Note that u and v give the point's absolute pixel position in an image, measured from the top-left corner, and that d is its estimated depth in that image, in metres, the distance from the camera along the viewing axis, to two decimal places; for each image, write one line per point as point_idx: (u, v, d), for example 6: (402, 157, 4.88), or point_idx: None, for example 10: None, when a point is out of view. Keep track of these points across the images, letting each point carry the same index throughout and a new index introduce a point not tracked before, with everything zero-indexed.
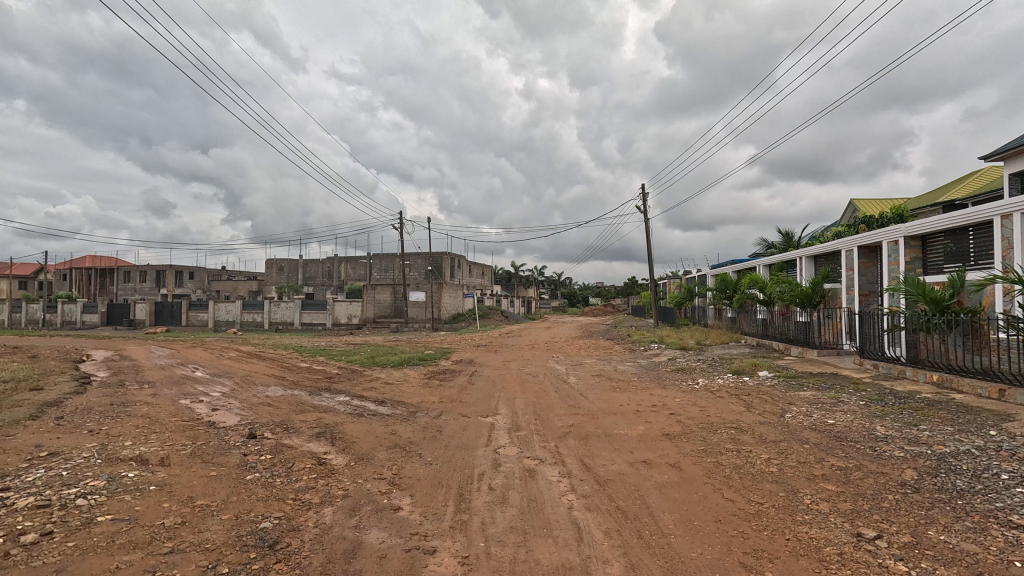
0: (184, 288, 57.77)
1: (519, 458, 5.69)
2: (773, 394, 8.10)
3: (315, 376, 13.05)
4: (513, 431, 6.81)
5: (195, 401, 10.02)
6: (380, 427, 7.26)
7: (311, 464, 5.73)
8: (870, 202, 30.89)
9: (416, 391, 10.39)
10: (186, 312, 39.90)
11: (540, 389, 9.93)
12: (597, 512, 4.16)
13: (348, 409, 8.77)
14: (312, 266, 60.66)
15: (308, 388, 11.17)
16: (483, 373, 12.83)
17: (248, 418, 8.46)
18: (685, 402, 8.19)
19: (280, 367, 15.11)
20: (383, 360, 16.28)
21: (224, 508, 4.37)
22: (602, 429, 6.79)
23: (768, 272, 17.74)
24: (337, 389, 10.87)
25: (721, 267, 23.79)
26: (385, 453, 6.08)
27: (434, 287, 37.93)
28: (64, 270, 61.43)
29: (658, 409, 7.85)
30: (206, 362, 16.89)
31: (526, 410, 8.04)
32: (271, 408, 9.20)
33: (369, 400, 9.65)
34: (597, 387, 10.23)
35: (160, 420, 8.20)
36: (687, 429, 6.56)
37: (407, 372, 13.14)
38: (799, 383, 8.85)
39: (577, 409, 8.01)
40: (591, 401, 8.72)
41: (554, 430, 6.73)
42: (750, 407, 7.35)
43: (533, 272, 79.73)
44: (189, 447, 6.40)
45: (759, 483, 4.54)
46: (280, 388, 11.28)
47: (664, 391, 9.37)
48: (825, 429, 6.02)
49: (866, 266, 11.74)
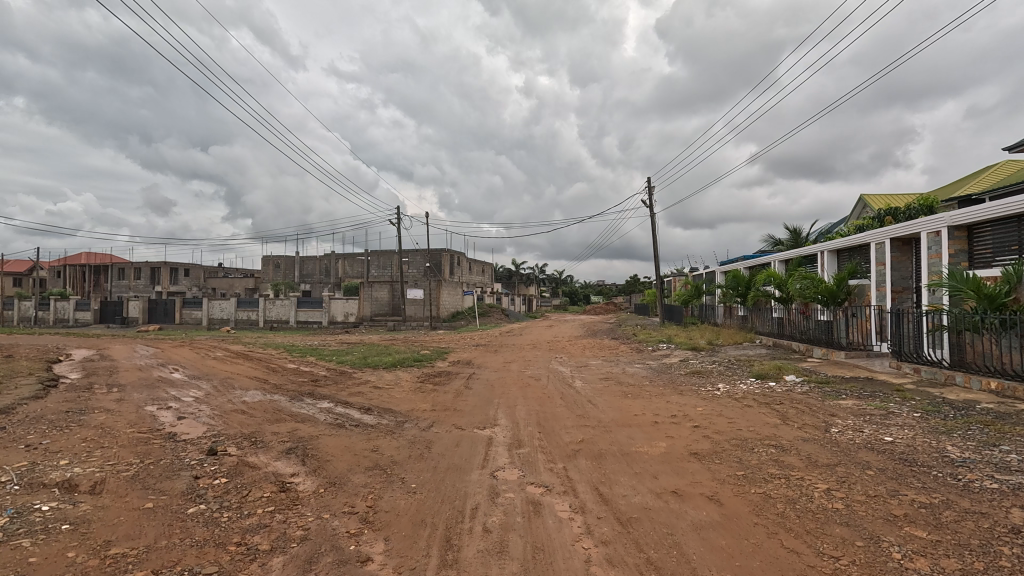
0: (179, 286, 56.81)
1: (521, 486, 4.72)
2: (810, 404, 7.12)
3: (300, 379, 12.07)
4: (514, 449, 5.85)
5: (162, 408, 9.02)
6: (360, 442, 6.30)
7: (271, 492, 4.75)
8: (881, 197, 29.88)
9: (406, 397, 9.42)
10: (179, 310, 38.98)
11: (544, 396, 8.95)
12: (623, 569, 3.20)
13: (328, 419, 7.79)
14: (309, 262, 59.72)
15: (290, 393, 10.20)
16: (481, 375, 11.87)
17: (215, 429, 7.50)
18: (708, 412, 7.21)
19: (265, 368, 14.13)
20: (376, 361, 15.29)
21: (144, 560, 3.42)
22: (617, 445, 5.81)
23: (784, 268, 16.74)
24: (321, 395, 9.90)
25: (732, 265, 22.73)
26: (362, 477, 5.12)
27: (433, 284, 36.97)
28: (57, 267, 60.53)
29: (679, 420, 6.87)
30: (190, 363, 15.95)
31: (529, 422, 7.07)
32: (244, 416, 8.25)
33: (355, 408, 8.67)
34: (608, 393, 9.23)
35: (115, 431, 7.24)
36: (718, 447, 5.59)
37: (400, 375, 12.16)
38: (835, 390, 7.88)
39: (586, 420, 7.05)
40: (603, 410, 7.74)
41: (561, 448, 5.76)
42: (787, 419, 6.37)
43: (534, 270, 78.89)
44: (132, 469, 5.42)
45: (826, 528, 3.57)
46: (259, 393, 10.31)
47: (682, 398, 8.40)
48: (885, 450, 5.05)
49: (899, 260, 10.76)
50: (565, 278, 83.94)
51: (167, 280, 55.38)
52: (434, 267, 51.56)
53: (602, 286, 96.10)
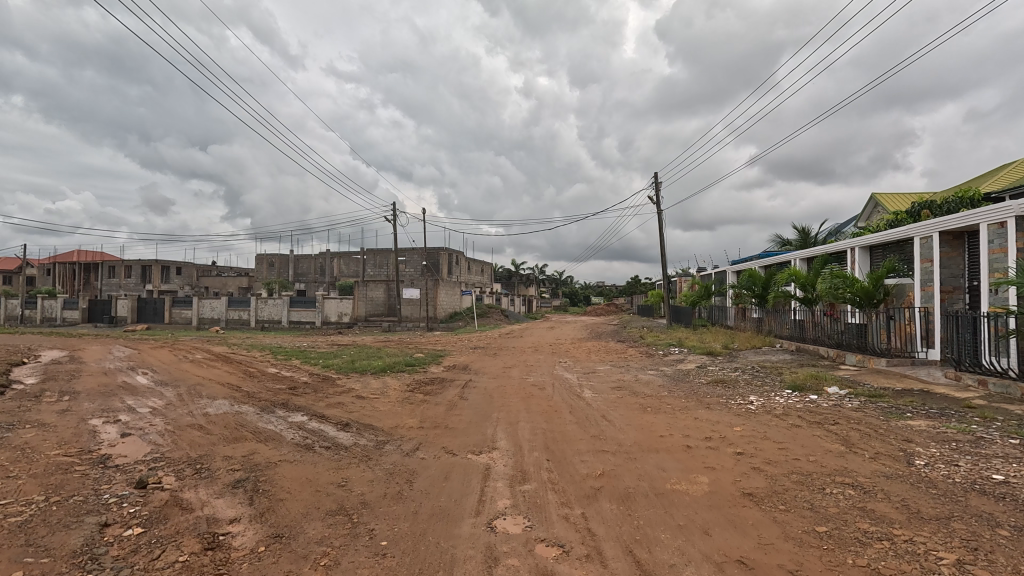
0: (171, 284, 55.52)
1: (527, 545, 3.51)
2: (872, 424, 5.91)
3: (277, 386, 10.86)
4: (517, 485, 4.64)
5: (108, 423, 7.76)
6: (326, 473, 5.08)
7: (191, 554, 3.53)
8: (895, 198, 28.71)
9: (391, 410, 8.16)
10: (169, 309, 37.85)
11: (550, 410, 7.71)
12: None
13: (297, 439, 6.59)
14: (305, 262, 58.59)
15: (261, 404, 8.96)
16: (478, 383, 10.64)
17: (159, 450, 6.27)
18: (749, 433, 6.02)
19: (241, 373, 12.86)
20: (364, 365, 14.07)
21: None
22: (647, 481, 4.61)
23: (805, 266, 15.56)
24: (295, 407, 8.66)
25: (745, 264, 21.48)
26: (319, 526, 3.91)
27: (430, 284, 35.76)
28: (47, 265, 59.30)
29: (716, 444, 5.67)
30: (163, 367, 14.68)
31: (534, 444, 5.88)
32: (198, 433, 7.01)
33: (330, 424, 7.44)
34: (623, 407, 8.01)
35: (36, 453, 5.99)
36: (777, 486, 4.39)
37: (388, 382, 10.98)
38: (895, 407, 6.69)
39: (603, 444, 5.82)
40: (621, 429, 6.53)
41: (576, 485, 4.55)
42: (853, 447, 5.17)
43: (535, 271, 77.87)
44: (26, 513, 4.19)
45: None
46: (227, 403, 9.09)
47: (712, 414, 7.20)
48: (1005, 495, 3.84)
49: (949, 256, 9.62)
50: (565, 278, 82.69)
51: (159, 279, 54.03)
52: (431, 267, 50.43)
53: (604, 287, 94.97)
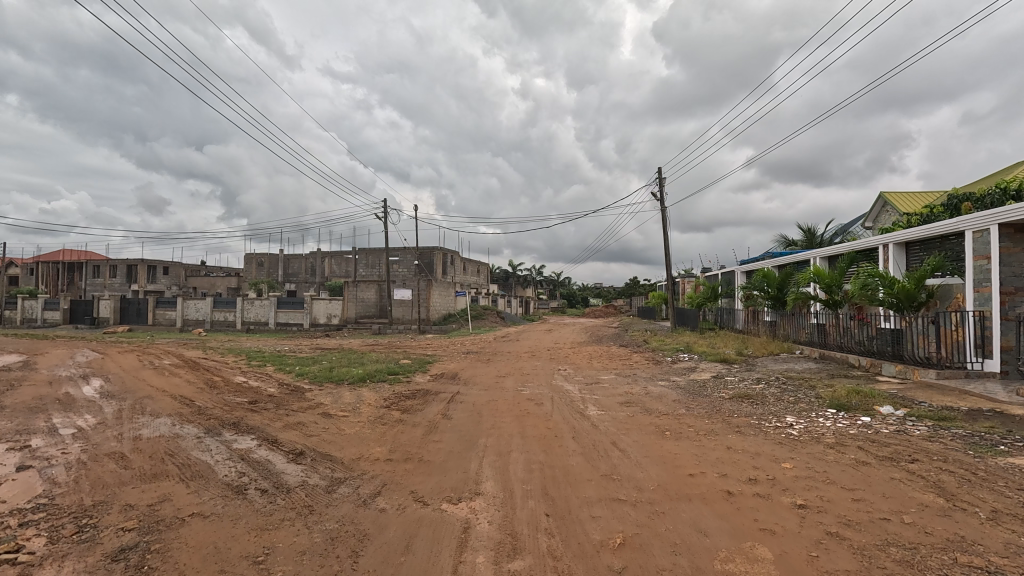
0: (157, 284, 53.87)
1: None
2: (965, 462, 4.61)
3: (237, 400, 9.52)
4: (505, 565, 3.28)
5: (11, 450, 6.37)
6: (243, 537, 3.72)
7: None
8: (904, 196, 27.59)
9: (359, 433, 6.84)
10: (152, 310, 36.45)
11: (549, 435, 6.38)
12: None
13: (231, 476, 5.24)
14: (295, 262, 57.33)
15: (208, 424, 7.60)
16: (466, 397, 9.27)
17: (50, 493, 4.90)
18: (805, 472, 4.70)
19: (202, 383, 11.45)
20: (342, 373, 12.71)
21: None
22: (689, 558, 3.26)
23: (826, 264, 14.24)
24: (246, 428, 7.27)
25: (755, 263, 20.18)
26: None
27: (423, 284, 34.40)
28: (30, 264, 57.70)
29: (767, 493, 4.31)
30: (120, 375, 13.23)
31: (530, 489, 4.55)
32: (111, 467, 5.62)
33: (280, 453, 6.08)
34: (636, 430, 6.67)
35: None
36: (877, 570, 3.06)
37: (363, 394, 9.65)
38: (978, 436, 5.38)
39: (619, 489, 4.50)
40: (637, 463, 5.21)
41: (589, 566, 3.21)
42: (960, 500, 3.84)
43: (532, 272, 76.79)
44: None
45: None
46: (168, 422, 7.72)
47: (747, 442, 5.90)
48: None
49: (1009, 253, 8.39)
50: (563, 279, 81.63)
51: (145, 279, 52.53)
52: (425, 267, 49.01)
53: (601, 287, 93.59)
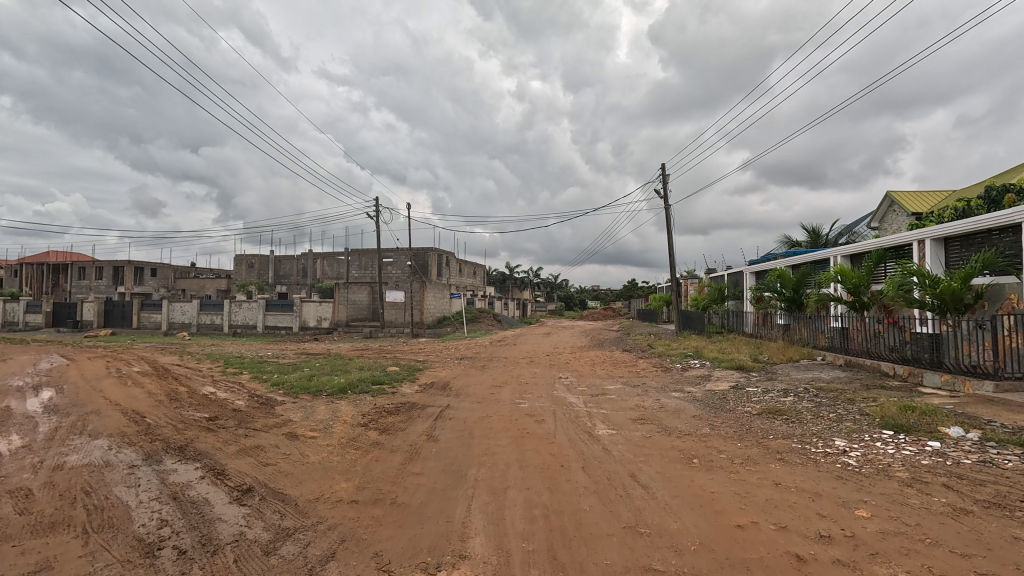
0: (145, 286, 52.44)
1: None
2: None
3: (196, 416, 8.32)
4: None
5: None
6: None
7: None
8: (911, 195, 26.71)
9: (325, 461, 5.69)
10: (137, 313, 35.13)
11: (553, 465, 5.24)
12: None
13: (147, 527, 4.07)
14: (287, 263, 56.10)
15: (150, 448, 6.42)
16: (456, 413, 8.12)
17: None
18: (892, 527, 3.57)
19: (163, 395, 10.24)
20: (322, 382, 11.52)
21: None
22: None
23: (848, 263, 13.15)
24: (193, 454, 6.10)
25: (765, 264, 19.15)
26: None
27: (417, 285, 33.23)
28: (15, 265, 56.19)
29: (853, 562, 3.18)
30: (78, 384, 12.00)
31: (531, 552, 3.41)
32: (2, 513, 4.44)
33: (223, 489, 4.94)
34: (657, 456, 5.56)
35: None
36: None
37: (340, 410, 8.46)
38: None
39: (652, 553, 3.37)
40: (669, 509, 4.08)
41: None
42: None
43: (529, 274, 75.75)
44: None
45: None
46: (103, 447, 6.52)
47: (799, 476, 4.77)
48: None
49: None
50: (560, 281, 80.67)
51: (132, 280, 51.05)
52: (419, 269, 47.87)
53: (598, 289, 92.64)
